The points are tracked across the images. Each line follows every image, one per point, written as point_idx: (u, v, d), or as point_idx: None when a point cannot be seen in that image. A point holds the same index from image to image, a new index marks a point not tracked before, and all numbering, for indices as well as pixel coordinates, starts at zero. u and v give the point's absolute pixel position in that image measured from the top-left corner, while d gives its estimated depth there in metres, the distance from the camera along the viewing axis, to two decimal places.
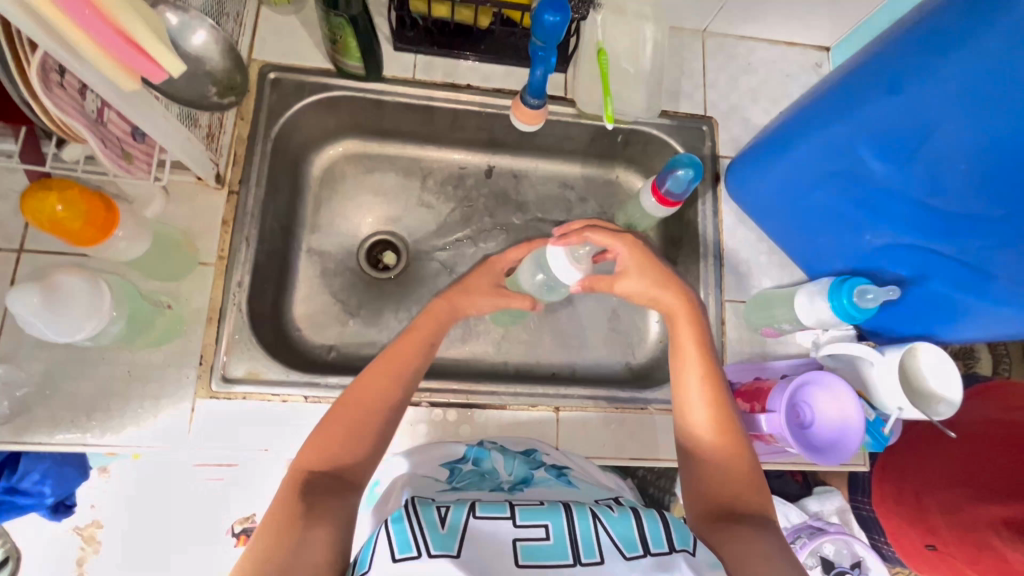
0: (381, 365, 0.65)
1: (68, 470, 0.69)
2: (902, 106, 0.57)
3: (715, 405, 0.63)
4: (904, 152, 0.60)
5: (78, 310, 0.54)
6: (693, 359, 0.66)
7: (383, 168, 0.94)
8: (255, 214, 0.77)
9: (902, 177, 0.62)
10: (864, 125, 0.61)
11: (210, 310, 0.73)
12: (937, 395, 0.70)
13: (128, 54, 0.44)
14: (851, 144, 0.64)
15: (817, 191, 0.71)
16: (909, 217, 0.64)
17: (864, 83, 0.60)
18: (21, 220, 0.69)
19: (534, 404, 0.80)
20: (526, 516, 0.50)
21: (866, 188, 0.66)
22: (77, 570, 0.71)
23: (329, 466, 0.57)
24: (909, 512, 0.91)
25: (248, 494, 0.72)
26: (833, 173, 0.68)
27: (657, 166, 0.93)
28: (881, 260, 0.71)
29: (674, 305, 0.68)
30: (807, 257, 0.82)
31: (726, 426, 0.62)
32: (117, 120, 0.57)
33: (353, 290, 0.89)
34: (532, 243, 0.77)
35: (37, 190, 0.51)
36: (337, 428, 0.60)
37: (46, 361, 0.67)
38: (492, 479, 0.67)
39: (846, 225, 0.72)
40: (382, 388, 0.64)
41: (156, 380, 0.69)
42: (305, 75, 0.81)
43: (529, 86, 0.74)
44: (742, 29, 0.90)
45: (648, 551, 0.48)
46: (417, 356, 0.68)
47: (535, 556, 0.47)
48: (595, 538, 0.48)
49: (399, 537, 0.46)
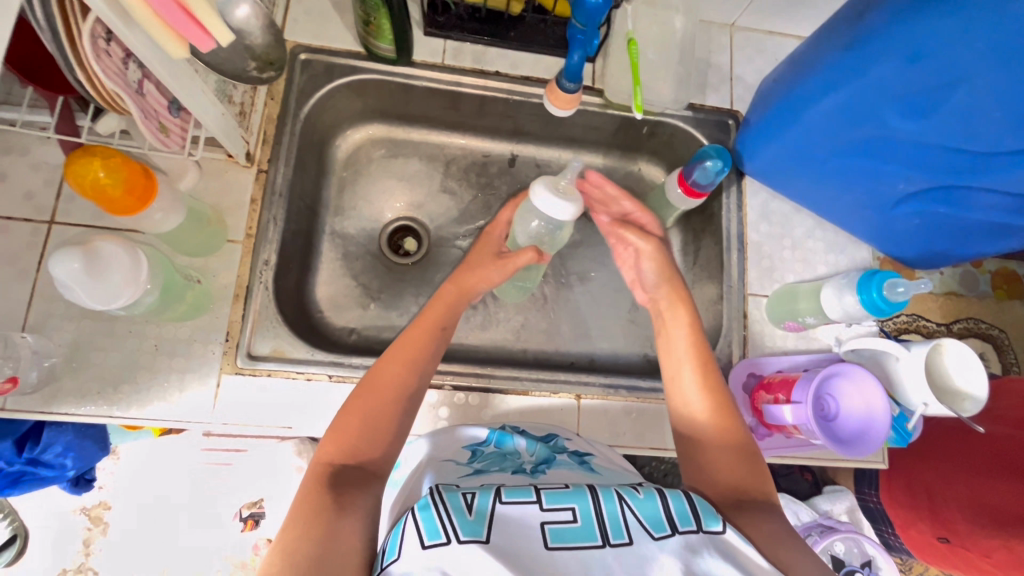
0: (393, 355, 0.65)
1: (88, 443, 0.77)
2: (926, 69, 0.56)
3: (709, 391, 0.65)
4: (933, 111, 0.60)
5: (117, 279, 0.54)
6: (684, 351, 0.69)
7: (408, 153, 0.94)
8: (283, 194, 0.77)
9: (930, 135, 0.62)
10: (886, 91, 0.61)
11: (237, 287, 0.73)
12: (963, 393, 0.69)
13: (181, 21, 0.45)
14: (875, 109, 0.63)
15: (842, 157, 0.72)
16: (944, 165, 0.65)
17: (876, 49, 0.58)
18: (54, 192, 0.70)
19: (555, 390, 0.80)
20: (552, 499, 0.50)
21: (891, 148, 0.67)
22: (85, 546, 0.91)
23: (349, 459, 0.57)
24: (916, 506, 0.92)
25: (254, 477, 0.94)
26: (858, 142, 0.68)
27: (680, 159, 0.94)
28: (913, 204, 0.73)
29: (671, 296, 0.74)
30: (831, 210, 0.84)
31: (724, 413, 0.64)
32: (155, 92, 0.57)
33: (375, 273, 0.89)
34: (518, 198, 0.80)
35: (81, 156, 0.52)
36: (353, 418, 0.60)
37: (74, 331, 0.68)
38: (514, 460, 0.67)
39: (876, 180, 0.73)
40: (398, 373, 0.63)
41: (183, 354, 0.70)
42: (335, 57, 0.82)
43: (565, 70, 0.75)
44: (772, 24, 0.90)
45: (676, 530, 0.48)
46: (430, 341, 0.67)
47: (563, 538, 0.47)
48: (623, 519, 0.48)
49: (427, 523, 0.46)
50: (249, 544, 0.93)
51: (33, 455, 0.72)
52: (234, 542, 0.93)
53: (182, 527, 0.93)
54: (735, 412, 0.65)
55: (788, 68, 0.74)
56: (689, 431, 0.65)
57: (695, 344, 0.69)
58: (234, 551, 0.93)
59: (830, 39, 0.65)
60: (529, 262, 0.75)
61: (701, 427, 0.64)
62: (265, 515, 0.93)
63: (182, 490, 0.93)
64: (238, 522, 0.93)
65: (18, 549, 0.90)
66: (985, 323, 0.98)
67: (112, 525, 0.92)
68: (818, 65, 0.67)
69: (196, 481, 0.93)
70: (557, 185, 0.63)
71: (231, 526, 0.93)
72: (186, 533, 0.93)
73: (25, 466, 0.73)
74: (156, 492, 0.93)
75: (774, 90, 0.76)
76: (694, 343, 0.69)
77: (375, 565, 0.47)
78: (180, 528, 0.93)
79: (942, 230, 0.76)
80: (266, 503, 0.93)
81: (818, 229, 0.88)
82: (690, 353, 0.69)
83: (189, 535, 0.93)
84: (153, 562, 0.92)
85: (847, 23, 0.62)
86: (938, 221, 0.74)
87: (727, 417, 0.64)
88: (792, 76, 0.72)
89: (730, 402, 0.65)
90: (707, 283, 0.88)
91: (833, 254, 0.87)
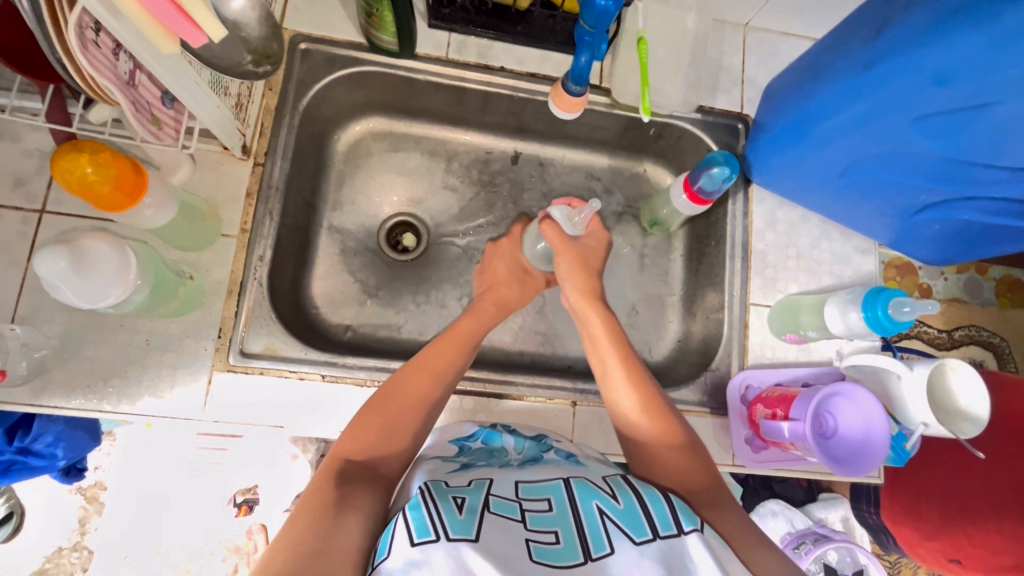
0: (421, 364, 0.65)
1: (81, 435, 0.77)
2: (957, 90, 0.55)
3: (635, 387, 0.64)
4: (960, 128, 0.59)
5: (107, 277, 0.53)
6: (607, 346, 0.68)
7: (408, 147, 0.92)
8: (280, 189, 0.75)
9: (955, 151, 0.62)
10: (913, 108, 0.59)
11: (230, 283, 0.72)
12: (964, 412, 0.67)
13: (171, 16, 0.43)
14: (899, 126, 0.62)
15: (861, 169, 0.71)
16: (967, 178, 0.65)
17: (899, 70, 0.57)
18: (46, 180, 0.69)
19: (551, 396, 0.79)
20: (536, 521, 0.48)
21: (913, 162, 0.66)
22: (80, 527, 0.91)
23: (364, 456, 0.57)
24: (917, 520, 0.87)
25: (245, 464, 0.94)
26: (881, 155, 0.67)
27: (687, 162, 0.91)
28: (932, 212, 0.73)
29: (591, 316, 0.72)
30: (846, 218, 0.83)
31: (655, 408, 0.63)
32: (147, 84, 0.56)
33: (372, 270, 0.88)
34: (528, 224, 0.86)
35: (67, 151, 0.50)
36: (373, 419, 0.60)
37: (65, 324, 0.67)
38: (501, 457, 0.64)
39: (895, 191, 0.72)
40: (421, 383, 0.64)
41: (174, 350, 0.69)
42: (335, 47, 0.79)
43: (572, 72, 0.72)
44: (788, 25, 0.87)
45: (657, 534, 0.47)
46: (460, 355, 0.68)
47: (548, 555, 0.45)
48: (603, 529, 0.47)
49: (418, 521, 0.45)
50: (243, 529, 0.93)
51: (23, 444, 0.72)
52: (228, 528, 0.93)
53: (174, 512, 0.93)
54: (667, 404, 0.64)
55: (801, 76, 0.73)
56: (630, 434, 0.63)
57: (617, 341, 0.69)
58: (228, 535, 0.93)
59: (847, 51, 0.64)
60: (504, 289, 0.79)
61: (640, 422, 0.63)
62: (259, 501, 0.93)
63: (174, 477, 0.93)
64: (232, 507, 0.93)
65: (12, 527, 0.91)
66: (986, 331, 0.94)
67: (106, 506, 0.92)
68: (834, 77, 0.65)
69: (187, 469, 0.93)
70: (570, 220, 0.72)
71: (224, 512, 0.93)
72: (178, 518, 0.93)
73: (15, 455, 0.73)
74: (148, 478, 0.92)
75: (786, 101, 0.75)
76: (616, 341, 0.69)
77: (371, 564, 0.46)
78: (171, 513, 0.93)
79: (961, 236, 0.76)
80: (260, 489, 0.93)
81: (824, 239, 0.86)
82: (612, 350, 0.68)
83: (183, 519, 0.93)
84: (146, 545, 0.92)
85: (861, 40, 0.62)
86: (959, 228, 0.74)
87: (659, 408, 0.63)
88: (804, 88, 0.72)
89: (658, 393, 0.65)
90: (709, 290, 0.87)
91: (837, 264, 0.85)
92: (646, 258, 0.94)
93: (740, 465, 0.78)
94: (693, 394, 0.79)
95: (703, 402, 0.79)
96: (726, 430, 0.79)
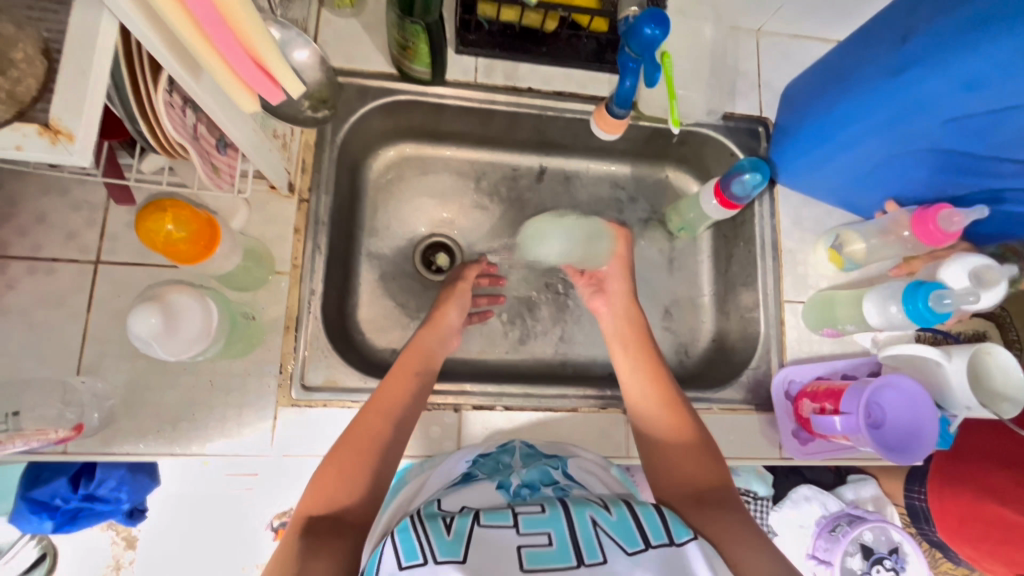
0: (372, 405, 0.66)
1: (141, 478, 0.71)
2: (988, 95, 0.58)
3: (658, 389, 0.70)
4: (987, 128, 0.62)
5: (192, 333, 0.55)
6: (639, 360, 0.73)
7: (438, 169, 0.94)
8: (327, 223, 0.77)
9: (984, 145, 0.64)
10: (939, 112, 0.62)
11: (287, 318, 0.73)
12: (1002, 395, 0.71)
13: (257, 77, 0.47)
14: (926, 128, 0.65)
15: (885, 167, 0.74)
16: (998, 170, 0.67)
17: (923, 76, 0.60)
18: (98, 231, 0.70)
19: (603, 406, 0.81)
20: (529, 524, 0.49)
21: (942, 158, 0.69)
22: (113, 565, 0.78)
23: (326, 510, 0.58)
24: (974, 541, 0.90)
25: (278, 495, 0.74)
26: (909, 153, 0.70)
27: (711, 167, 0.94)
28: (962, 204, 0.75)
29: (623, 332, 0.78)
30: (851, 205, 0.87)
31: (677, 411, 0.68)
32: (207, 135, 0.57)
33: (411, 292, 0.90)
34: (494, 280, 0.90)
35: (153, 212, 0.52)
36: (329, 472, 0.60)
37: (129, 372, 0.68)
38: (507, 472, 0.65)
39: (921, 185, 0.75)
40: (377, 428, 0.65)
41: (237, 388, 0.70)
42: (367, 79, 0.81)
43: (615, 96, 0.75)
44: (799, 28, 0.90)
45: (649, 544, 0.47)
46: (408, 391, 0.69)
47: (540, 560, 0.46)
48: (596, 539, 0.48)
49: (406, 544, 0.47)
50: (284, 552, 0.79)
51: (87, 491, 0.69)
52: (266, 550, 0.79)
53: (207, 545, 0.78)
54: (689, 412, 0.68)
55: (822, 80, 0.76)
56: (649, 434, 0.68)
57: (646, 352, 0.75)
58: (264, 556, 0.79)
59: (871, 59, 0.67)
60: (490, 289, 0.91)
61: (661, 429, 0.67)
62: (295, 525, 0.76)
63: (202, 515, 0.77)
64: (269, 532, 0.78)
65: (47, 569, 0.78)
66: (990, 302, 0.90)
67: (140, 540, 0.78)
68: (859, 83, 0.68)
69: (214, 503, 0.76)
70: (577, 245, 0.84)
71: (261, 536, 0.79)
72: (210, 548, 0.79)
73: (81, 502, 0.71)
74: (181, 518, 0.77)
75: (809, 103, 0.78)
76: (642, 348, 0.75)
77: None
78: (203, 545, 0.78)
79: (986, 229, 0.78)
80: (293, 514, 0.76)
81: None
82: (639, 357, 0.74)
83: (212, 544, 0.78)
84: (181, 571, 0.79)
85: (888, 47, 0.64)
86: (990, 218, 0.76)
87: (686, 425, 0.66)
88: (827, 94, 0.74)
89: (682, 402, 0.69)
90: (742, 290, 0.89)
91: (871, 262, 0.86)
92: (675, 260, 0.96)
93: (787, 458, 0.81)
94: (737, 393, 0.82)
95: (749, 400, 0.82)
96: (773, 426, 0.81)
